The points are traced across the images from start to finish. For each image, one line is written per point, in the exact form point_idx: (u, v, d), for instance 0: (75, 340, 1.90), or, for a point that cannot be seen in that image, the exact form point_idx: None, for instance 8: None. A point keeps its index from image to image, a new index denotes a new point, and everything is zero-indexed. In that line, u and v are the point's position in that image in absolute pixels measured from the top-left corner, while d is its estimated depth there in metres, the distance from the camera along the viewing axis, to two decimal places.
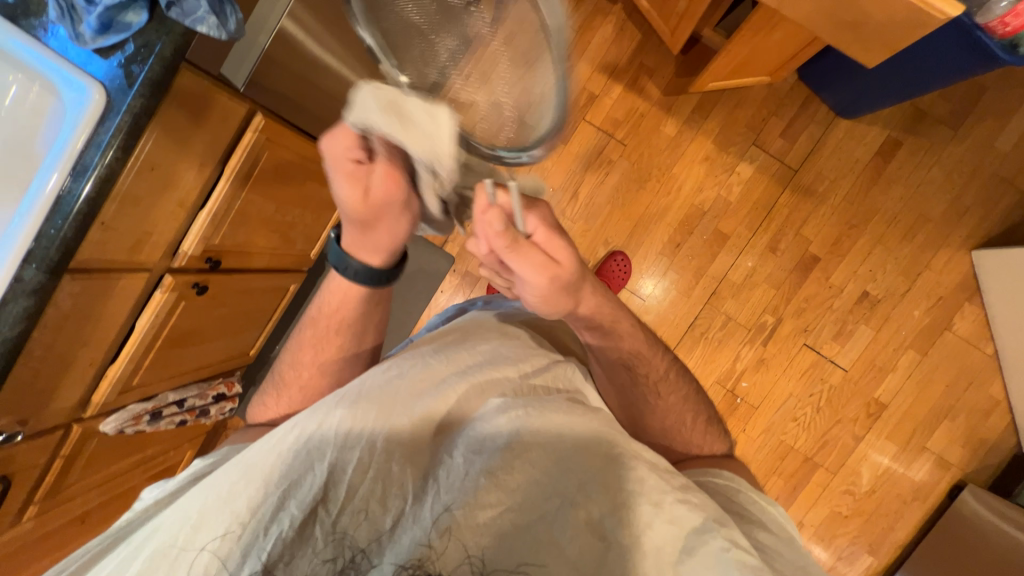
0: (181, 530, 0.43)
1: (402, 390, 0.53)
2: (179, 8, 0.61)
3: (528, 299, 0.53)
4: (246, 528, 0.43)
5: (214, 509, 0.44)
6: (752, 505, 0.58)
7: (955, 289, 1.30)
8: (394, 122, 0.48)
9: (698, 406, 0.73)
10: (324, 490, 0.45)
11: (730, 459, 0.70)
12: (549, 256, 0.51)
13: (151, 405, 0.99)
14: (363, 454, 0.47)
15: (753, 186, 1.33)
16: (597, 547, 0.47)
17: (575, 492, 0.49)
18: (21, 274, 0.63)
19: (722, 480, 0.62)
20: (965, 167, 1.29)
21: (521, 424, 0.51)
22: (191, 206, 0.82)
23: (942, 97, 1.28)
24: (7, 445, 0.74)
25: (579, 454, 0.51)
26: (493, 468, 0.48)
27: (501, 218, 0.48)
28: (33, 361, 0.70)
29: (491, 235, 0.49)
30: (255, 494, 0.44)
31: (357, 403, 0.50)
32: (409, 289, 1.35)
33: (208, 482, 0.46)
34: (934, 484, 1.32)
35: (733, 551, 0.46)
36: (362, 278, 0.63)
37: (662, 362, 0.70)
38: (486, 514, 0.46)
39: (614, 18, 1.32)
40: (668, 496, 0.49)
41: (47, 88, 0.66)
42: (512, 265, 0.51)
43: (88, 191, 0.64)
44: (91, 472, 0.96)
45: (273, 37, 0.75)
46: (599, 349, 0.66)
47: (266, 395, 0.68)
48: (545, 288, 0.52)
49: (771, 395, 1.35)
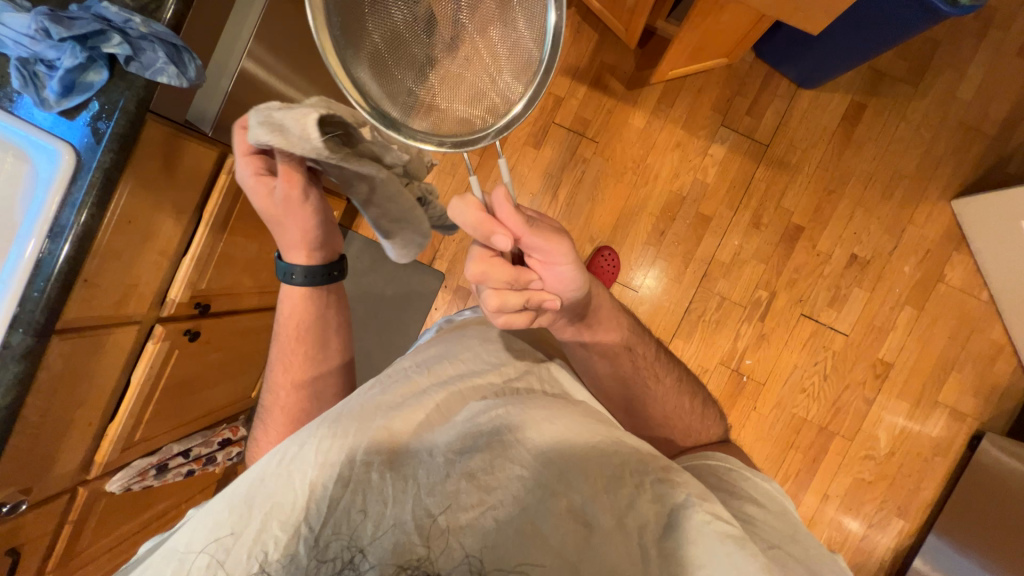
0: (174, 555, 0.45)
1: (381, 404, 0.55)
2: (139, 62, 0.64)
3: (565, 269, 0.53)
4: (232, 552, 0.45)
5: (199, 538, 0.46)
6: (742, 481, 0.58)
7: (941, 241, 1.31)
8: (271, 135, 0.48)
9: (693, 389, 0.74)
10: (306, 507, 0.47)
11: (726, 443, 0.69)
12: (554, 225, 0.55)
13: (156, 458, 0.98)
14: (343, 469, 0.48)
15: (727, 166, 1.35)
16: (580, 532, 0.46)
17: (558, 480, 0.48)
18: (9, 339, 0.63)
19: (716, 460, 0.62)
20: (932, 121, 1.31)
21: (499, 422, 0.52)
22: (173, 254, 0.83)
23: (899, 56, 1.31)
24: (12, 516, 0.73)
25: (560, 445, 0.50)
26: (473, 468, 0.48)
27: (510, 194, 0.47)
28: (31, 427, 0.70)
29: (507, 217, 0.48)
30: (241, 519, 0.46)
31: (336, 423, 0.51)
32: (403, 311, 1.35)
33: (197, 514, 0.48)
34: (953, 438, 1.31)
35: (715, 523, 0.45)
36: (308, 279, 0.68)
37: (653, 346, 0.73)
38: (468, 513, 0.46)
39: (570, 22, 1.35)
40: (647, 477, 0.49)
41: (18, 156, 0.67)
42: (536, 239, 0.50)
43: (66, 250, 0.64)
44: (104, 535, 0.95)
45: (235, 79, 0.78)
46: (594, 344, 0.67)
47: (259, 433, 0.71)
48: (573, 249, 0.53)
49: (777, 369, 1.34)
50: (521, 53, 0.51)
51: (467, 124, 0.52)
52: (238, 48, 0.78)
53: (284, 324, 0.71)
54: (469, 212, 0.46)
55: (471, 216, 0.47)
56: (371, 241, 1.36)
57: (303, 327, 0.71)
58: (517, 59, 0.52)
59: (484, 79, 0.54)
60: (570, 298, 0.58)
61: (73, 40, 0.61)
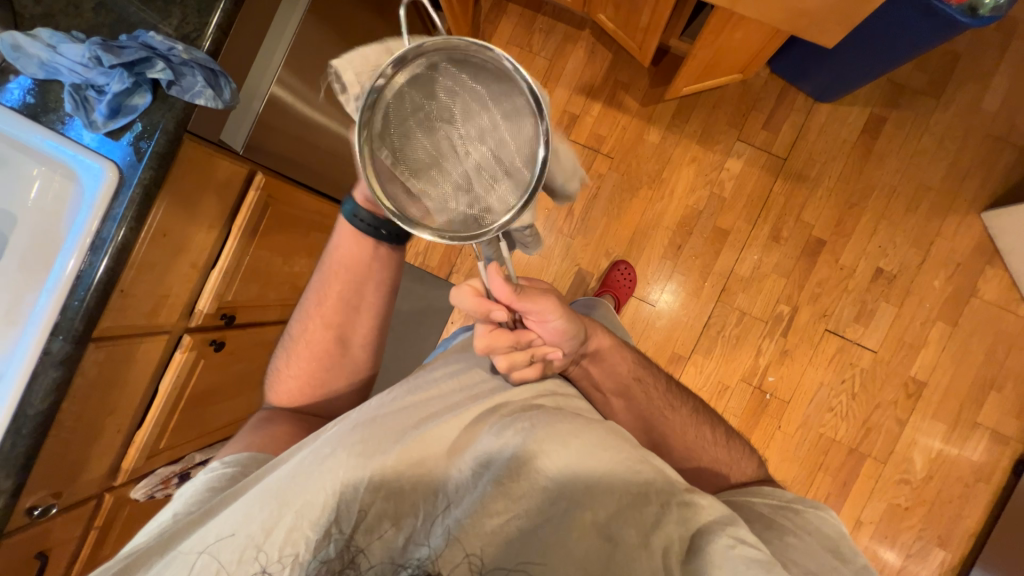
0: (207, 547, 0.46)
1: (411, 414, 0.55)
2: (179, 86, 0.68)
3: (557, 323, 0.58)
4: (266, 547, 0.45)
5: (230, 532, 0.46)
6: (785, 516, 0.55)
7: (972, 254, 1.27)
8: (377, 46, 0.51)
9: (712, 422, 0.71)
10: (337, 508, 0.47)
11: (764, 482, 0.64)
12: (544, 286, 0.59)
13: (179, 467, 0.99)
14: (375, 474, 0.49)
15: (744, 179, 1.34)
16: (604, 547, 0.45)
17: (583, 493, 0.48)
18: (49, 346, 0.67)
19: (761, 497, 0.59)
20: (956, 133, 1.29)
21: (525, 436, 0.51)
22: (203, 266, 0.87)
23: (919, 68, 1.29)
24: (42, 519, 0.75)
25: (585, 460, 0.49)
26: (499, 476, 0.48)
27: (502, 270, 0.52)
28: (65, 432, 0.73)
29: (500, 292, 0.52)
30: (273, 514, 0.46)
31: (367, 430, 0.51)
32: (420, 325, 1.37)
33: (230, 505, 0.48)
34: (995, 462, 1.23)
35: (738, 548, 0.45)
36: (370, 229, 0.67)
37: (662, 386, 0.72)
38: (494, 521, 0.46)
39: (584, 42, 1.39)
40: (674, 499, 0.48)
41: (67, 174, 0.72)
42: (528, 305, 0.55)
43: (106, 262, 0.68)
44: (125, 542, 0.97)
45: (266, 101, 0.83)
46: (607, 385, 0.70)
47: (280, 360, 0.73)
48: (560, 304, 0.58)
49: (801, 387, 1.30)
50: (522, 158, 0.49)
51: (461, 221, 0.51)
52: (270, 71, 0.82)
53: (336, 270, 0.71)
54: (469, 299, 0.51)
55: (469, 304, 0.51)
56: None
57: (348, 268, 0.70)
58: (517, 164, 0.50)
59: (486, 181, 0.51)
60: (569, 346, 0.63)
61: (122, 67, 0.66)
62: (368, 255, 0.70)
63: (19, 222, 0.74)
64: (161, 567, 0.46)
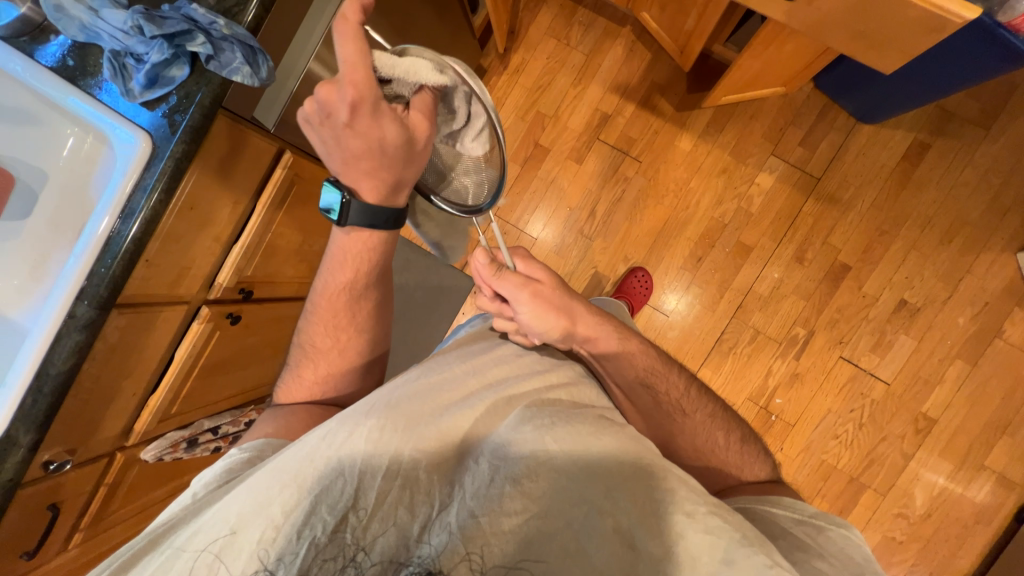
0: (224, 530, 0.45)
1: (428, 401, 0.55)
2: (217, 61, 0.67)
3: (523, 315, 0.64)
4: (282, 529, 0.45)
5: (248, 514, 0.45)
6: (807, 533, 0.55)
7: (1002, 294, 1.23)
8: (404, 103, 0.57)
9: (730, 424, 0.71)
10: (354, 495, 0.47)
11: (775, 483, 0.66)
12: (532, 276, 0.66)
13: (188, 432, 1.00)
14: (392, 462, 0.49)
15: (774, 197, 1.31)
16: (626, 556, 0.46)
17: (602, 499, 0.48)
18: (74, 310, 0.68)
19: (781, 509, 0.59)
20: (1001, 167, 1.24)
21: (544, 432, 0.51)
22: (226, 240, 0.87)
23: (970, 97, 1.24)
24: (57, 474, 0.78)
25: (603, 462, 0.50)
26: (517, 474, 0.49)
27: (486, 254, 0.65)
28: (83, 393, 0.75)
29: (479, 272, 0.65)
30: (291, 498, 0.46)
31: (385, 416, 0.51)
32: (431, 311, 1.36)
33: (244, 487, 0.47)
34: (997, 506, 1.22)
35: (777, 569, 0.44)
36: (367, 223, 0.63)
37: (679, 378, 0.72)
38: (511, 519, 0.47)
39: (624, 40, 1.35)
40: (700, 508, 0.47)
41: (100, 139, 0.72)
42: (501, 288, 0.65)
43: (134, 230, 0.68)
44: (131, 500, 1.00)
45: (301, 80, 0.80)
46: (615, 378, 0.70)
47: (299, 369, 0.71)
48: (530, 296, 0.64)
49: (809, 411, 1.28)
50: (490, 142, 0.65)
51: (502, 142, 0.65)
52: (307, 52, 0.80)
53: (341, 265, 0.68)
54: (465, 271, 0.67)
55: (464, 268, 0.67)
56: (408, 241, 1.40)
57: (360, 262, 0.67)
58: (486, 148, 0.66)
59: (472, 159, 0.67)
60: (554, 332, 0.65)
61: (162, 38, 0.65)
62: (389, 255, 0.70)
63: (50, 180, 0.75)
64: (174, 552, 0.45)
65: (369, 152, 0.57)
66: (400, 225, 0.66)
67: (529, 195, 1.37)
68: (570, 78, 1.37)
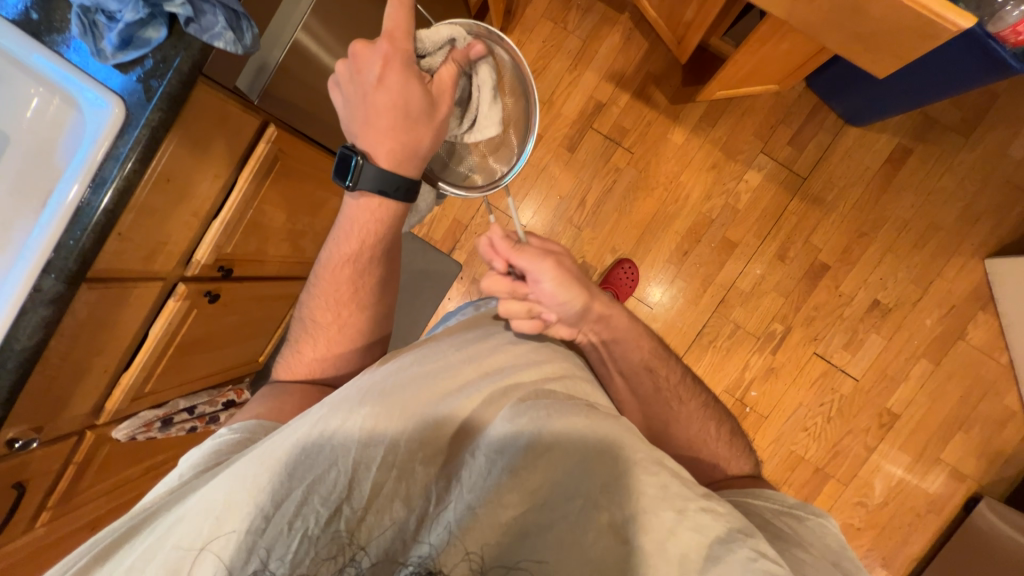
0: (211, 520, 0.44)
1: (423, 391, 0.54)
2: (197, 24, 0.62)
3: (547, 284, 0.65)
4: (273, 521, 0.44)
5: (237, 504, 0.44)
6: (787, 521, 0.58)
7: (968, 298, 1.29)
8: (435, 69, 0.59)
9: (720, 417, 0.74)
10: (348, 487, 0.46)
11: (757, 477, 0.69)
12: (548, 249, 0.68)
13: (162, 411, 1.00)
14: (387, 453, 0.48)
15: (761, 194, 1.33)
16: (622, 550, 0.46)
17: (600, 494, 0.48)
18: (40, 284, 0.64)
19: (762, 501, 0.61)
20: (976, 175, 1.28)
21: (540, 425, 0.51)
22: (205, 215, 0.84)
23: (953, 105, 1.27)
24: (23, 452, 0.75)
25: (600, 455, 0.50)
26: (514, 466, 0.49)
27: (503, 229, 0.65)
28: (50, 370, 0.71)
29: (499, 245, 0.65)
30: (282, 488, 0.45)
31: (379, 404, 0.50)
32: (417, 295, 1.35)
33: (232, 476, 0.46)
34: (949, 497, 1.29)
35: (760, 562, 0.45)
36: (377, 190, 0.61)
37: (675, 368, 0.75)
38: (508, 512, 0.47)
39: (621, 27, 1.33)
40: (690, 504, 0.48)
41: (69, 101, 0.68)
42: (521, 260, 0.66)
43: (106, 201, 0.64)
44: (101, 479, 0.97)
45: (286, 50, 0.76)
46: (617, 364, 0.72)
47: (300, 343, 0.69)
48: (553, 265, 0.66)
49: (781, 404, 1.33)
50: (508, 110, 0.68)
51: (519, 81, 0.68)
52: (293, 20, 0.76)
53: (347, 237, 0.66)
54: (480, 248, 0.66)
55: (478, 246, 0.66)
56: None
57: (365, 235, 0.65)
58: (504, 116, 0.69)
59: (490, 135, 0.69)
60: (566, 311, 0.67)
61: None
62: (398, 229, 0.68)
63: (14, 143, 0.70)
64: (158, 539, 0.44)
65: (393, 110, 0.58)
66: (411, 197, 0.64)
67: (520, 182, 1.36)
68: (566, 64, 1.35)
